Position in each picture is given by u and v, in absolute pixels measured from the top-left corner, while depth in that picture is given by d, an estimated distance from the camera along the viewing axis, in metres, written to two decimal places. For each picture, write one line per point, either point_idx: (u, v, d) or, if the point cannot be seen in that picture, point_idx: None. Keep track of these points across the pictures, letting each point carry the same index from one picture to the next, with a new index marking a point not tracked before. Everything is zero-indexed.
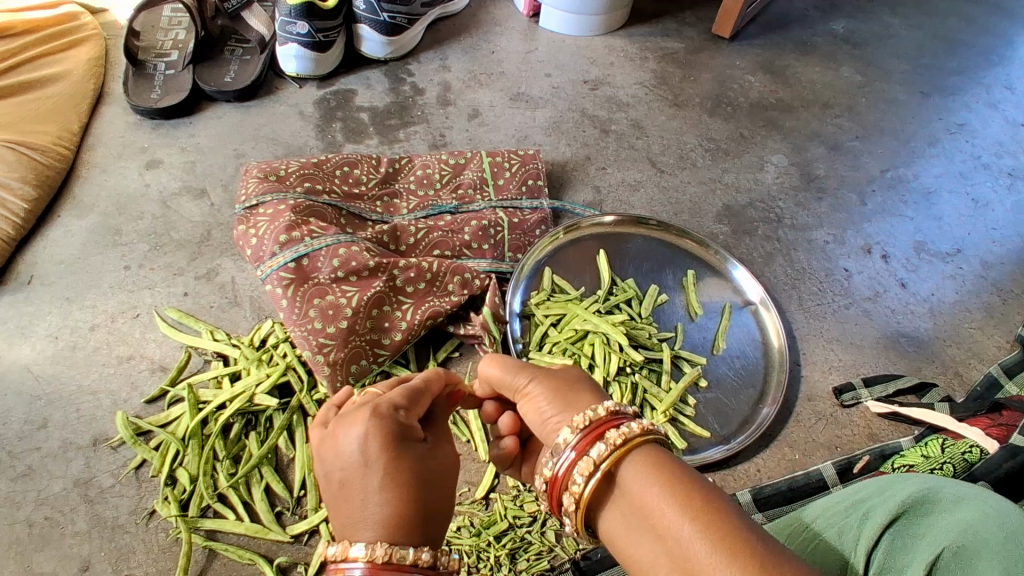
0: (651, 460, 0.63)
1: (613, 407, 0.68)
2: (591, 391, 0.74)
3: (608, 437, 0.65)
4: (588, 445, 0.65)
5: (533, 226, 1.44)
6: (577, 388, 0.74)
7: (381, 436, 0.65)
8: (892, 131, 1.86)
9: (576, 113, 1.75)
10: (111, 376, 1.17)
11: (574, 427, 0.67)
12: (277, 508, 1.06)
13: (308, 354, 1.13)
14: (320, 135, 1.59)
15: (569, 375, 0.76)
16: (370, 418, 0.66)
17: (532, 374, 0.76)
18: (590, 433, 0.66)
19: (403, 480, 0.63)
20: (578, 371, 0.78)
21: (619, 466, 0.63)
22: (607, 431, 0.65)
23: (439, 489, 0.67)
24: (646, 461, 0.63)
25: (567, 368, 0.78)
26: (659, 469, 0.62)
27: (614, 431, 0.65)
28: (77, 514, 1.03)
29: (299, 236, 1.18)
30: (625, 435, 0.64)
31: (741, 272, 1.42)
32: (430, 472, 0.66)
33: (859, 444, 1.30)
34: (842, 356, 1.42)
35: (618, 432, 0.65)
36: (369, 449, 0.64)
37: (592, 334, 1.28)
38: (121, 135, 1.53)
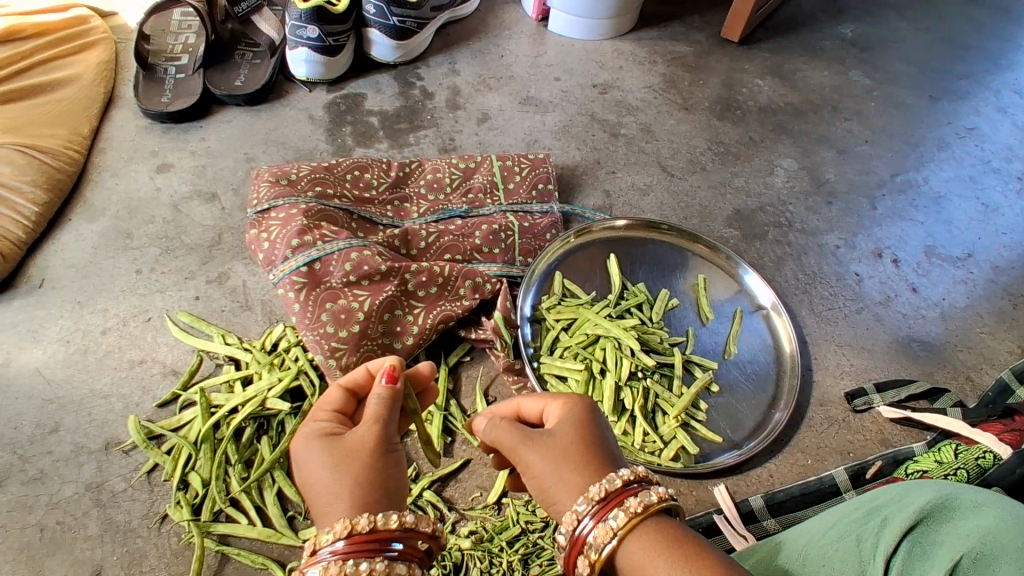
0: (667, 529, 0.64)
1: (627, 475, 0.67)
2: (589, 469, 0.69)
3: (626, 505, 0.65)
4: (604, 513, 0.65)
5: (544, 230, 1.43)
6: (571, 457, 0.70)
7: (315, 450, 0.66)
8: (902, 136, 1.85)
9: (585, 117, 1.75)
10: (122, 380, 1.17)
11: (589, 498, 0.66)
12: (289, 513, 1.06)
13: (320, 358, 1.13)
14: (330, 138, 1.59)
15: (563, 438, 0.71)
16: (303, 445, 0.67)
17: (529, 446, 0.71)
18: (605, 502, 0.65)
19: (347, 474, 0.64)
20: (578, 432, 0.72)
21: (635, 534, 0.64)
22: (625, 499, 0.65)
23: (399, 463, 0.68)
24: (662, 531, 0.64)
25: (567, 430, 0.72)
26: (674, 538, 0.63)
27: (631, 499, 0.65)
28: (89, 518, 1.02)
29: (311, 240, 1.18)
30: (644, 504, 0.65)
31: (752, 277, 1.42)
32: (389, 442, 0.68)
33: (872, 449, 1.30)
34: (854, 360, 1.42)
35: (637, 500, 0.65)
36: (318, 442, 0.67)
37: (603, 338, 1.27)
38: (132, 139, 1.53)
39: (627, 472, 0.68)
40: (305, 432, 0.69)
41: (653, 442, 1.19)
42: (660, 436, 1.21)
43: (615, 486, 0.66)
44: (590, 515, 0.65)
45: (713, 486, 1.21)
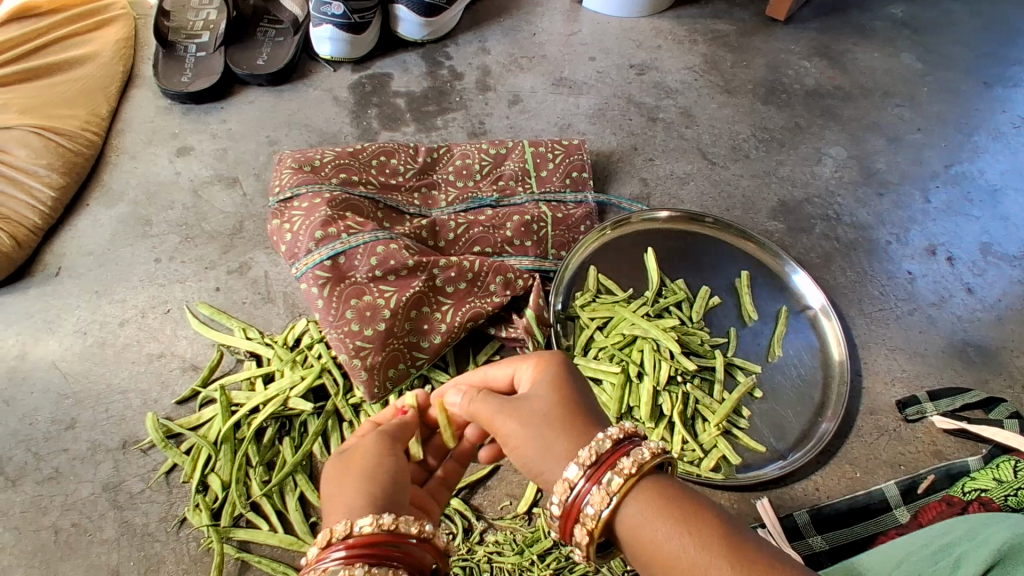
0: (657, 490, 0.61)
1: (614, 436, 0.63)
2: (573, 429, 0.66)
3: (619, 467, 0.61)
4: (590, 483, 0.61)
5: (578, 221, 1.36)
6: (548, 416, 0.68)
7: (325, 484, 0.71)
8: (960, 124, 1.73)
9: (622, 100, 1.66)
10: (140, 375, 1.13)
11: (580, 464, 0.62)
12: (312, 519, 1.02)
13: (344, 358, 1.07)
14: (356, 121, 1.52)
15: (533, 401, 0.70)
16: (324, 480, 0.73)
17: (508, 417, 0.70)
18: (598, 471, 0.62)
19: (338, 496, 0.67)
20: (555, 390, 0.70)
21: (627, 503, 0.60)
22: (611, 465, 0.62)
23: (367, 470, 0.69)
24: (653, 491, 0.61)
25: (542, 392, 0.70)
26: (664, 496, 0.60)
27: (624, 458, 0.62)
28: (105, 521, 1.00)
29: (335, 232, 1.12)
30: (637, 464, 0.61)
31: (801, 278, 1.33)
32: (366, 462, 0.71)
33: (924, 462, 1.22)
34: (905, 366, 1.33)
35: (628, 462, 0.62)
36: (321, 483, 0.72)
37: (640, 340, 1.21)
38: (152, 119, 1.48)
39: (613, 431, 0.64)
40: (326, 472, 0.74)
41: (692, 451, 1.13)
42: (699, 445, 1.14)
43: (608, 445, 0.63)
44: (582, 486, 0.62)
45: (755, 500, 1.14)
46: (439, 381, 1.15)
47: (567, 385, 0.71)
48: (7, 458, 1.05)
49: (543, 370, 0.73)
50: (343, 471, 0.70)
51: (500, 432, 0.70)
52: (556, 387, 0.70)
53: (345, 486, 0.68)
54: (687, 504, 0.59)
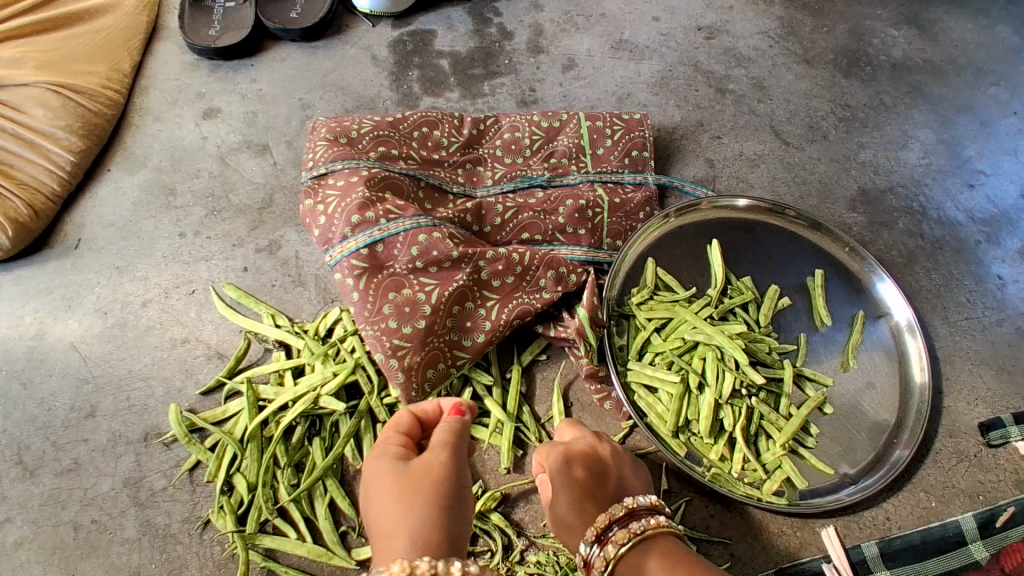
0: (652, 548, 0.75)
1: (629, 504, 0.80)
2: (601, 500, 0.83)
3: (620, 535, 0.77)
4: (602, 540, 0.78)
5: (637, 207, 1.23)
6: (590, 481, 0.84)
7: (383, 490, 0.69)
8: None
9: (688, 67, 1.50)
10: (163, 362, 1.07)
11: (591, 534, 0.79)
12: (341, 528, 0.95)
13: (379, 357, 0.98)
14: (395, 84, 1.40)
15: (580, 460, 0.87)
16: (373, 472, 0.72)
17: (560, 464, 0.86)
18: (607, 531, 0.79)
19: (409, 518, 0.65)
20: (573, 472, 0.84)
21: (628, 551, 0.76)
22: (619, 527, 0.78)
23: (437, 496, 0.68)
24: (649, 544, 0.76)
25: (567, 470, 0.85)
26: (654, 549, 0.75)
27: (626, 526, 0.78)
28: (126, 518, 0.95)
29: (374, 217, 1.01)
30: (634, 534, 0.77)
31: (887, 287, 1.19)
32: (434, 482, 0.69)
33: (1005, 493, 1.10)
34: (991, 384, 1.20)
35: (636, 525, 0.78)
36: (376, 481, 0.70)
37: (702, 346, 1.09)
38: (177, 77, 1.38)
39: (628, 501, 0.81)
40: (373, 466, 0.72)
41: (754, 472, 1.03)
42: (762, 465, 1.04)
43: (615, 513, 0.80)
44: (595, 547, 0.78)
45: (820, 527, 1.05)
46: (480, 382, 1.06)
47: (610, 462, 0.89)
48: (26, 446, 1.00)
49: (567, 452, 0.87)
50: (419, 488, 0.68)
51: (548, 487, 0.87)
52: (575, 473, 0.84)
53: (410, 511, 0.66)
54: (674, 552, 0.75)
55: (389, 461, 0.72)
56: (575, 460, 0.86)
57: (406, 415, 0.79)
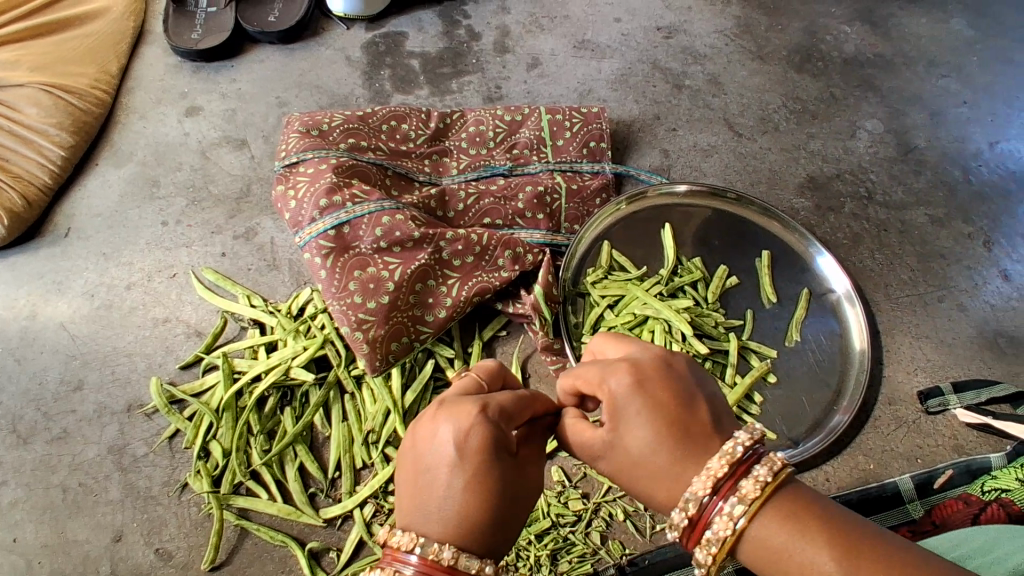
0: (785, 503, 0.55)
1: (745, 444, 0.57)
2: (686, 447, 0.58)
3: (742, 492, 0.55)
4: (723, 496, 0.55)
5: (593, 194, 1.31)
6: (671, 426, 0.59)
7: (468, 463, 0.56)
8: (1003, 99, 1.59)
9: (647, 65, 1.58)
10: (145, 339, 1.13)
11: (699, 490, 0.56)
12: (310, 489, 1.02)
13: (346, 330, 1.05)
14: (368, 83, 1.48)
15: (656, 386, 0.61)
16: (467, 435, 0.57)
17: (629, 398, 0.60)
18: (720, 491, 0.55)
19: (494, 498, 0.56)
20: (652, 410, 0.59)
21: (760, 518, 0.54)
22: (743, 479, 0.55)
23: (521, 495, 0.59)
24: (783, 504, 0.55)
25: (638, 423, 0.59)
26: (794, 511, 0.54)
27: (747, 478, 0.55)
28: (111, 482, 1.02)
29: (340, 201, 1.09)
30: (760, 487, 0.55)
31: (827, 260, 1.26)
32: (527, 478, 0.60)
33: (943, 456, 1.16)
34: (931, 355, 1.26)
35: (761, 472, 0.55)
36: (464, 447, 0.56)
37: (652, 320, 1.17)
38: (162, 78, 1.46)
39: (742, 437, 0.58)
40: (472, 426, 0.57)
41: None
42: None
43: (728, 464, 0.56)
44: (716, 498, 0.55)
45: None
46: (443, 356, 1.13)
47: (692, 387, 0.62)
48: (19, 417, 1.07)
49: (633, 395, 0.60)
50: (508, 483, 0.57)
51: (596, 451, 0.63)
52: (652, 412, 0.59)
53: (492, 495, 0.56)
54: (825, 515, 0.54)
55: (487, 436, 0.57)
56: (648, 384, 0.61)
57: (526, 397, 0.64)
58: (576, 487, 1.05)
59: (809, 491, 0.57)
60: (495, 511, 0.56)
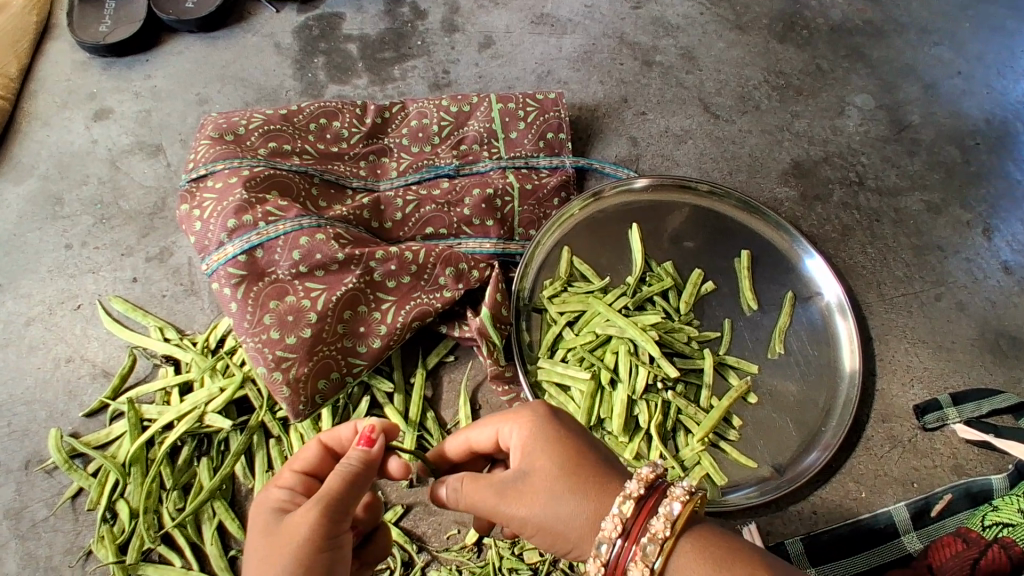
0: (700, 541, 0.53)
1: (642, 487, 0.56)
2: (589, 488, 0.58)
3: (653, 530, 0.53)
4: (631, 543, 0.54)
5: (551, 193, 1.17)
6: (574, 467, 0.59)
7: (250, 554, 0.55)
8: (1005, 67, 1.43)
9: (613, 40, 1.42)
10: (47, 383, 1.02)
11: (607, 538, 0.54)
12: (231, 552, 0.91)
13: (263, 371, 0.93)
14: (299, 73, 1.32)
15: (547, 434, 0.61)
16: (251, 528, 0.58)
17: (529, 445, 0.60)
18: (629, 533, 0.54)
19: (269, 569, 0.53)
20: (557, 447, 0.60)
21: (675, 558, 0.53)
22: (648, 520, 0.54)
23: (297, 535, 0.53)
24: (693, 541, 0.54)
25: (544, 460, 0.59)
26: (708, 550, 0.53)
27: (656, 516, 0.54)
28: (6, 552, 0.91)
29: (251, 221, 0.95)
30: (671, 522, 0.53)
31: (816, 262, 1.13)
32: (301, 525, 0.54)
33: (941, 480, 1.04)
34: (928, 362, 1.13)
35: (663, 518, 0.54)
36: (250, 539, 0.57)
37: (615, 339, 1.04)
38: (68, 77, 1.31)
39: (633, 485, 0.56)
40: (257, 516, 0.59)
41: (671, 470, 0.98)
42: (680, 461, 0.99)
43: (636, 503, 0.55)
44: (621, 547, 0.54)
45: (741, 524, 0.99)
46: (380, 390, 1.01)
47: (577, 436, 0.62)
48: None
49: (536, 434, 0.61)
50: (275, 547, 0.54)
51: (507, 512, 0.59)
52: (556, 449, 0.60)
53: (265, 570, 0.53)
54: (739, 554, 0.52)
55: (261, 521, 0.58)
56: (541, 425, 0.62)
57: (315, 446, 0.63)
58: None
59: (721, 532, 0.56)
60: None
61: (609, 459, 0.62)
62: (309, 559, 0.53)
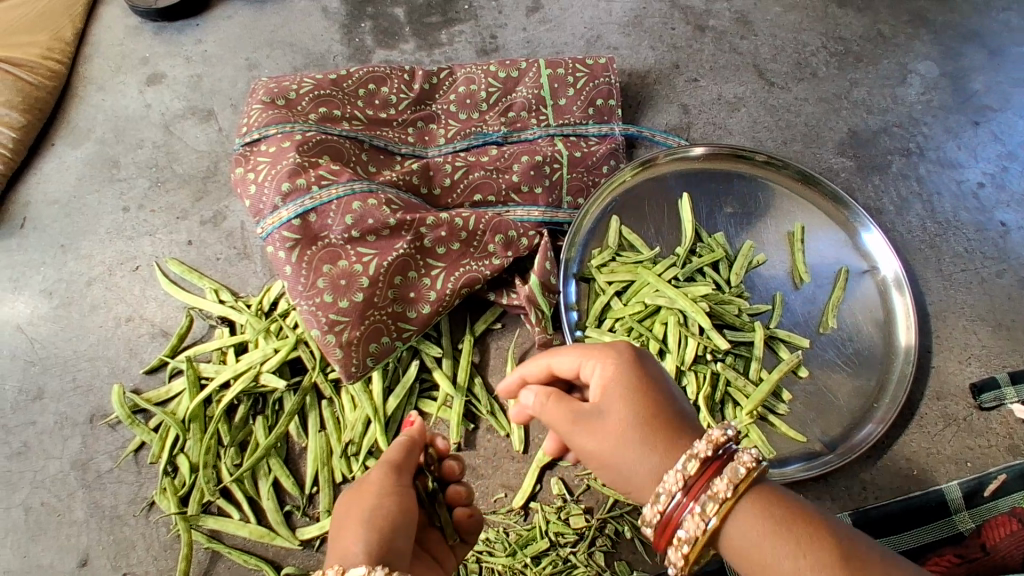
0: (765, 502, 0.53)
1: (707, 447, 0.54)
2: (661, 441, 0.57)
3: (714, 490, 0.52)
4: (693, 498, 0.53)
5: (600, 160, 1.15)
6: (649, 417, 0.58)
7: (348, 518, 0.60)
8: None
9: (665, 3, 1.37)
10: (107, 342, 1.05)
11: (668, 490, 0.54)
12: (286, 507, 0.94)
13: (316, 333, 0.94)
14: (346, 38, 1.31)
15: (630, 377, 0.60)
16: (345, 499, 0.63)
17: (611, 385, 0.60)
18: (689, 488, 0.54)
19: (367, 531, 0.57)
20: (637, 395, 0.59)
21: (733, 517, 0.52)
22: (711, 481, 0.53)
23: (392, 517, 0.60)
24: (760, 497, 0.53)
25: (623, 402, 0.58)
26: (772, 511, 0.52)
27: (719, 478, 0.53)
28: (74, 500, 0.95)
29: (304, 185, 0.96)
30: (734, 485, 0.52)
31: (873, 236, 1.09)
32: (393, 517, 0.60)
33: (996, 460, 1.02)
34: (987, 341, 1.09)
35: (725, 482, 0.53)
36: (347, 505, 0.61)
37: (665, 310, 1.02)
38: (120, 41, 1.32)
39: (701, 443, 0.55)
40: (352, 493, 0.63)
41: None
42: None
43: (701, 463, 0.54)
44: (683, 498, 0.54)
45: None
46: (429, 354, 1.02)
47: (656, 387, 0.60)
48: None
49: (620, 378, 0.60)
50: (372, 515, 0.59)
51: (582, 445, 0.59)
52: (636, 394, 0.59)
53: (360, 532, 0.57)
54: (800, 517, 0.51)
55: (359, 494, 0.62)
56: (626, 369, 0.60)
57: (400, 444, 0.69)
58: (577, 502, 0.95)
59: (785, 492, 0.55)
60: (371, 539, 0.57)
61: (684, 411, 0.60)
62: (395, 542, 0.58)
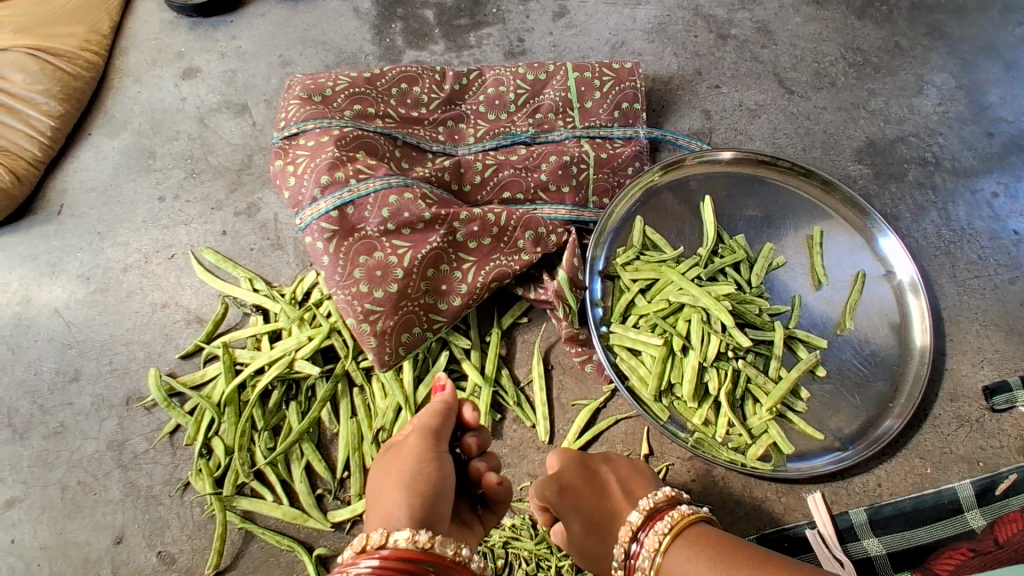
0: (693, 539, 0.69)
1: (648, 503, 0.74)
2: (603, 513, 0.75)
3: (655, 530, 0.71)
4: (641, 538, 0.71)
5: (625, 162, 1.18)
6: (597, 514, 0.75)
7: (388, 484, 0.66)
8: None
9: (688, 11, 1.41)
10: (143, 327, 1.08)
11: (624, 538, 0.73)
12: (318, 490, 0.96)
13: (352, 322, 0.97)
14: (377, 38, 1.35)
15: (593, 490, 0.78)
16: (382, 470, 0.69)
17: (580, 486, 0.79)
18: (638, 536, 0.72)
19: (405, 494, 0.62)
20: (597, 484, 0.79)
21: (666, 553, 0.69)
22: (653, 523, 0.72)
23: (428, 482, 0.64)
24: (691, 540, 0.69)
25: (581, 488, 0.79)
26: (699, 547, 0.67)
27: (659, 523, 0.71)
28: (110, 480, 0.98)
29: (343, 177, 0.98)
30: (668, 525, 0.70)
31: (891, 242, 1.12)
32: (430, 483, 0.64)
33: (1008, 460, 1.04)
34: (1000, 345, 1.12)
35: (663, 522, 0.71)
36: (388, 473, 0.68)
37: (688, 308, 1.05)
38: (156, 36, 1.36)
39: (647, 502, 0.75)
40: (391, 462, 0.70)
41: (738, 437, 1.00)
42: (747, 429, 1.00)
43: (647, 511, 0.73)
44: (635, 543, 0.72)
45: (807, 493, 1.02)
46: (458, 346, 1.05)
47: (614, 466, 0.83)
48: (15, 409, 1.03)
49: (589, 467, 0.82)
50: (408, 479, 0.64)
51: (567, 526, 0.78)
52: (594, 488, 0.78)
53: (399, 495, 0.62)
54: (721, 544, 0.67)
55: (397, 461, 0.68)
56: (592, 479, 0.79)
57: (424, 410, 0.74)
58: None
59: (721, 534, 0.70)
60: (408, 501, 0.61)
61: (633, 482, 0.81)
62: (429, 507, 0.62)
